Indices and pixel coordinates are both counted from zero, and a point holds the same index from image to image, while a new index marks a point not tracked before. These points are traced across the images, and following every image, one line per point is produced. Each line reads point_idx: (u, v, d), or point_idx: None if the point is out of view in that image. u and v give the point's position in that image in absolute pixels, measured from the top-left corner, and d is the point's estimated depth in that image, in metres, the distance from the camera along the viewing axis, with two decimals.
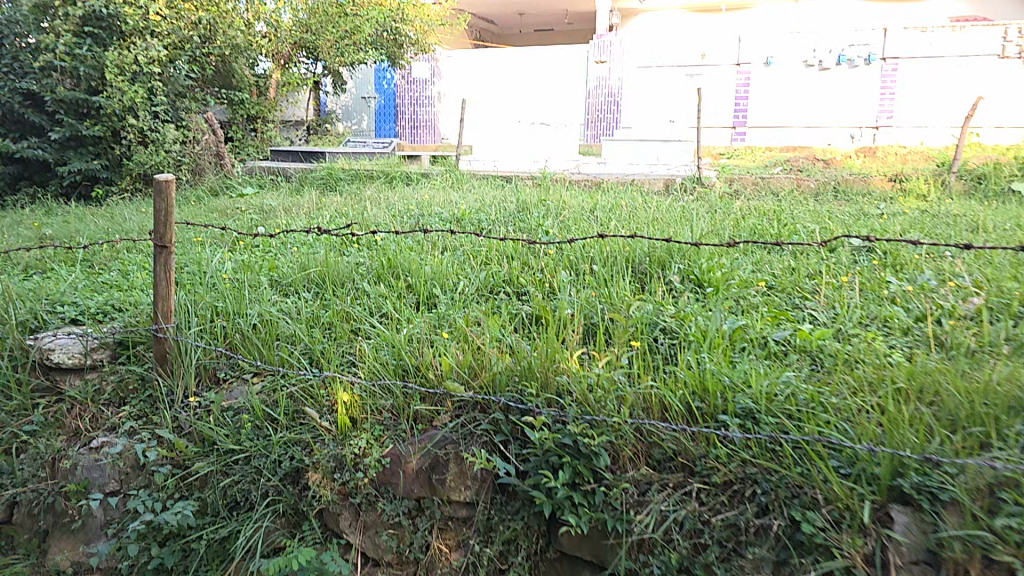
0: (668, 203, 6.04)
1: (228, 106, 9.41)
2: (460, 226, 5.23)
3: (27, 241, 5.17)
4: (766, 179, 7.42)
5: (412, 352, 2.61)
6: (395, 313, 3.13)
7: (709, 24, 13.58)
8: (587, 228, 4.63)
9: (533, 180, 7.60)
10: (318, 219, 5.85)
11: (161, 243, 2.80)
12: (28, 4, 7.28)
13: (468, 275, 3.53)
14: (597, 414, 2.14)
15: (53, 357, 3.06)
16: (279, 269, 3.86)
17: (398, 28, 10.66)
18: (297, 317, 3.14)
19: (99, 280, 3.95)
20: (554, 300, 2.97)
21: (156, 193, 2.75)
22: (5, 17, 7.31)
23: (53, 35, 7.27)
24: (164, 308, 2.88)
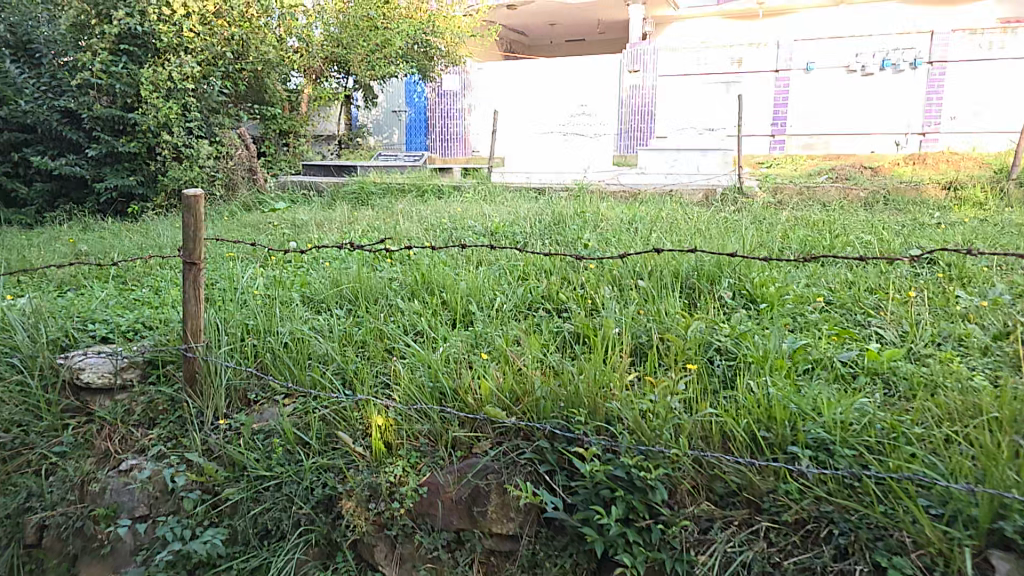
0: (710, 214, 5.90)
1: (262, 121, 9.49)
2: (495, 240, 5.15)
3: (62, 257, 5.17)
4: (813, 189, 7.27)
5: (449, 374, 2.48)
6: (429, 333, 2.99)
7: (745, 31, 13.38)
8: (628, 241, 4.51)
9: (567, 192, 7.49)
10: (351, 233, 5.79)
11: (191, 260, 2.71)
12: (66, 23, 7.43)
13: (505, 291, 3.41)
14: (652, 444, 1.99)
15: (83, 377, 2.99)
16: (311, 286, 3.78)
17: (429, 41, 10.74)
18: (329, 335, 3.03)
19: (131, 297, 3.90)
20: (598, 318, 2.85)
21: (184, 208, 2.66)
22: (44, 36, 7.47)
23: (90, 54, 7.37)
24: (195, 327, 2.78)
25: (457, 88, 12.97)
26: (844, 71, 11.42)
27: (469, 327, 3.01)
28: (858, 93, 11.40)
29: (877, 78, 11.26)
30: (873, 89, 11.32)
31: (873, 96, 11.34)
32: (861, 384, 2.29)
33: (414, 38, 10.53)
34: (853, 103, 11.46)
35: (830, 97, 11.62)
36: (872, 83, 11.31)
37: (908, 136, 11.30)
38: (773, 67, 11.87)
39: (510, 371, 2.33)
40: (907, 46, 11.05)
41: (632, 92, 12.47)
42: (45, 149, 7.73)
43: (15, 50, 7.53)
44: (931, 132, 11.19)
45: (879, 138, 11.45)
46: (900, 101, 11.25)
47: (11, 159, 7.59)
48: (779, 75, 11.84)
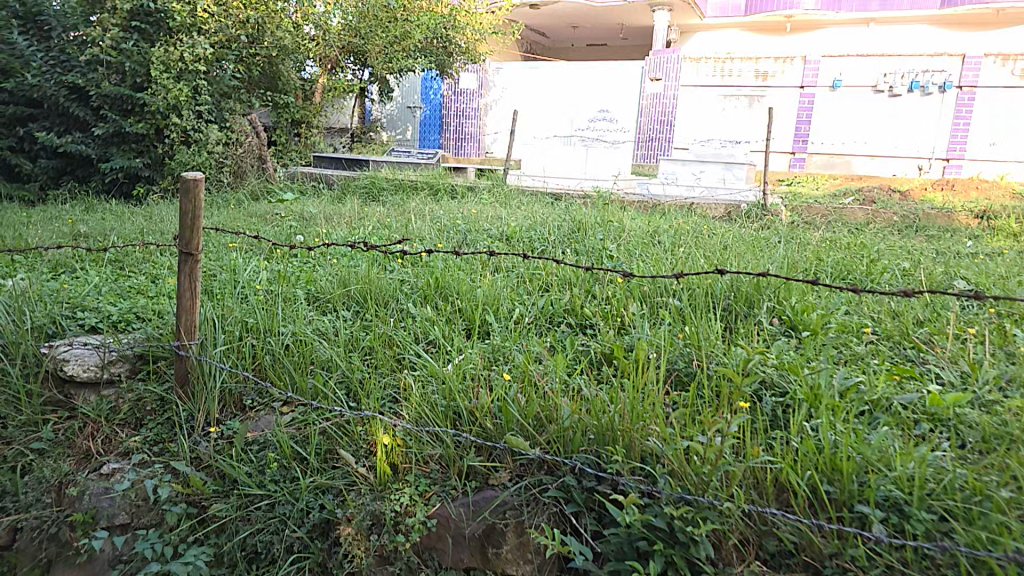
0: (733, 230, 5.68)
1: (274, 109, 9.29)
2: (512, 245, 4.93)
3: (60, 237, 4.96)
4: (840, 210, 7.07)
5: (465, 391, 2.24)
6: (441, 344, 2.76)
7: (772, 44, 13.22)
8: (652, 254, 4.30)
9: (586, 199, 7.27)
10: (361, 229, 5.58)
11: (189, 250, 2.49)
12: None
13: (524, 302, 3.19)
14: (699, 492, 1.74)
15: (67, 369, 2.73)
16: (317, 284, 3.56)
17: (448, 36, 10.41)
18: (334, 339, 2.80)
19: (125, 284, 3.67)
20: (628, 340, 2.63)
21: (182, 192, 2.44)
22: (56, 10, 7.32)
23: (101, 29, 7.18)
24: (189, 324, 2.55)
25: (473, 87, 12.88)
26: (872, 90, 11.20)
27: (487, 340, 2.77)
28: (884, 113, 11.17)
29: (904, 99, 11.05)
30: (900, 110, 11.11)
31: (898, 117, 11.13)
32: (928, 434, 2.04)
33: (434, 32, 10.31)
34: (878, 123, 11.25)
35: (854, 116, 11.41)
36: (900, 103, 11.10)
37: (932, 161, 11.08)
38: (798, 83, 11.73)
39: (534, 394, 2.09)
40: (937, 68, 10.87)
41: (653, 101, 12.16)
42: (51, 125, 7.53)
43: (24, 21, 7.32)
44: (955, 158, 10.99)
45: (901, 161, 11.24)
46: (926, 124, 11.05)
47: (15, 133, 7.38)
48: (804, 91, 11.67)
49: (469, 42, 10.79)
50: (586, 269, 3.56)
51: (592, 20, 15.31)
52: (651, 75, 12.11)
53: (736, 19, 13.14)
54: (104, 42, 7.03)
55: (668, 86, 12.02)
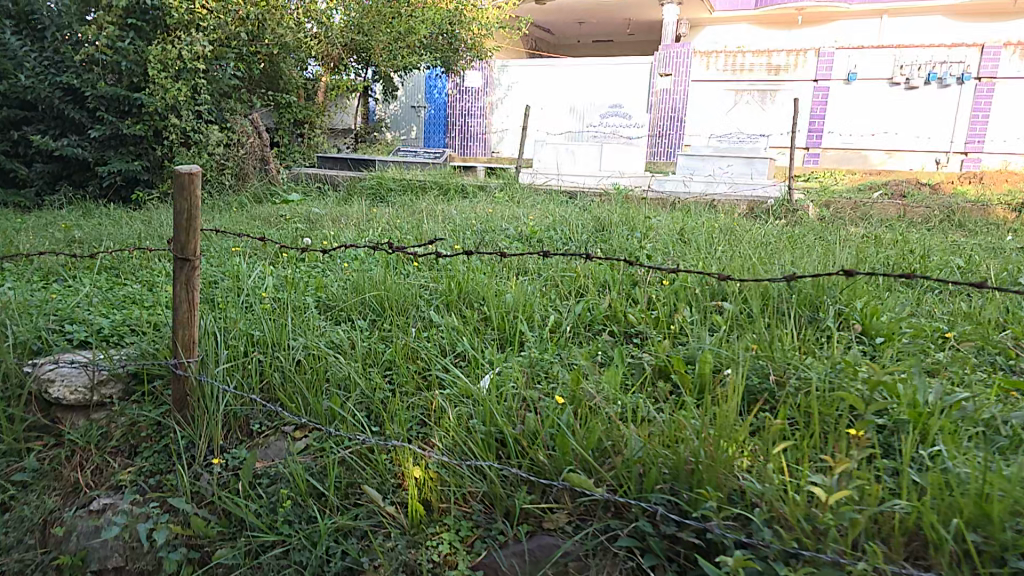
0: (761, 226, 5.39)
1: (275, 109, 9.03)
2: (534, 246, 4.64)
3: (53, 243, 4.67)
4: (867, 204, 6.76)
5: (509, 414, 1.94)
6: (473, 357, 2.45)
7: (783, 37, 13.01)
8: (685, 254, 4.01)
9: (603, 197, 6.98)
10: (371, 231, 5.29)
11: (184, 256, 2.19)
12: None
13: (559, 307, 2.89)
14: (816, 550, 1.46)
15: (52, 390, 2.44)
16: (329, 291, 3.28)
17: (456, 32, 10.18)
18: (349, 354, 2.50)
19: (120, 294, 3.37)
20: (686, 351, 2.33)
21: (177, 189, 2.16)
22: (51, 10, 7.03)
23: (96, 27, 6.87)
24: (187, 339, 2.25)
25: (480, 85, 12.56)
26: (886, 83, 10.86)
27: (523, 350, 2.47)
28: (899, 106, 10.85)
29: (921, 92, 10.71)
30: (915, 102, 10.78)
31: (914, 110, 10.80)
32: None
33: (440, 28, 9.97)
34: (893, 115, 10.92)
35: (869, 109, 11.06)
36: (915, 96, 10.77)
37: (949, 155, 10.75)
38: (812, 76, 11.29)
39: (595, 421, 1.79)
40: (956, 59, 10.49)
41: (661, 97, 11.83)
42: (46, 128, 7.26)
43: (16, 19, 7.02)
44: (973, 151, 10.67)
45: (915, 155, 10.92)
46: (944, 116, 10.71)
47: (10, 137, 7.10)
48: (818, 84, 11.25)
49: (475, 38, 10.48)
50: (624, 269, 3.27)
51: (597, 16, 15.04)
52: (659, 71, 11.75)
53: (745, 13, 12.82)
54: (99, 41, 6.71)
55: (678, 82, 11.71)
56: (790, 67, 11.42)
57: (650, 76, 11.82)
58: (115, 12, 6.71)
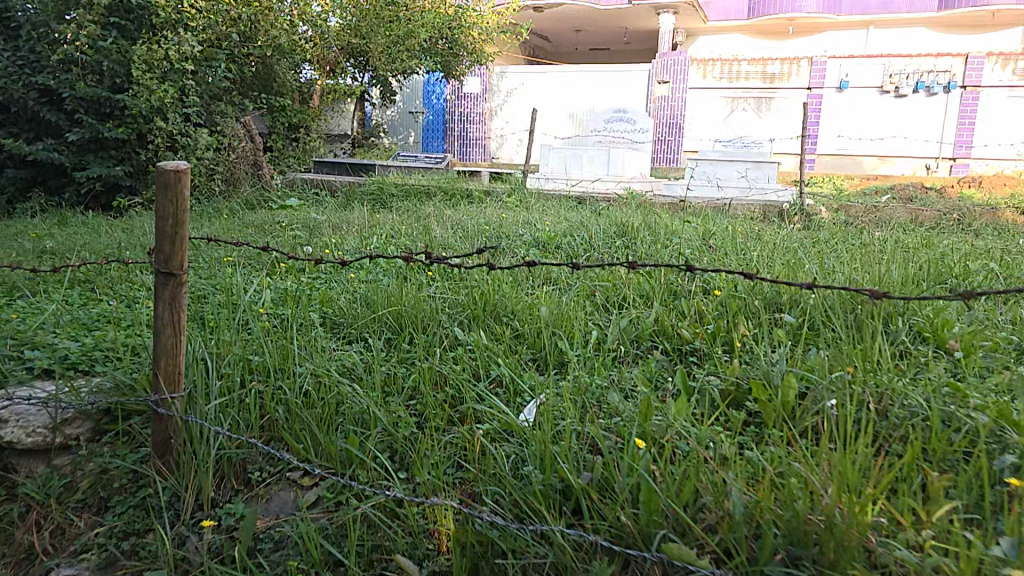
0: (784, 229, 5.06)
1: (269, 114, 8.70)
2: (553, 255, 4.30)
3: (24, 253, 4.29)
4: (889, 205, 6.42)
5: (570, 456, 1.54)
6: (510, 385, 2.08)
7: (774, 49, 12.00)
8: (720, 258, 3.68)
9: (613, 203, 6.65)
10: (374, 238, 4.96)
11: (170, 269, 1.86)
12: None
13: (601, 322, 2.51)
14: None
15: (7, 433, 2.18)
16: (339, 307, 2.98)
17: (456, 37, 9.87)
18: (366, 382, 2.19)
19: (94, 312, 3.01)
20: (764, 360, 1.89)
21: (161, 188, 1.83)
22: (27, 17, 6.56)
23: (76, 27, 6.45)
24: (172, 371, 1.92)
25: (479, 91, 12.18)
26: (877, 90, 10.56)
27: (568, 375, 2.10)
28: (891, 112, 10.52)
29: (910, 99, 10.42)
30: (905, 110, 10.46)
31: (905, 117, 10.48)
32: None
33: (439, 31, 9.64)
34: (888, 118, 10.55)
35: (865, 114, 10.68)
36: (905, 104, 10.46)
37: (939, 160, 10.43)
38: (806, 84, 10.96)
39: (687, 469, 1.40)
40: (942, 68, 10.25)
41: (659, 103, 11.51)
42: (21, 133, 6.86)
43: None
44: (961, 157, 10.36)
45: (908, 159, 10.57)
46: (932, 121, 10.42)
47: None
48: (811, 92, 10.92)
49: (476, 43, 10.11)
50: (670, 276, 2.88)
51: (594, 22, 14.79)
52: (657, 77, 11.41)
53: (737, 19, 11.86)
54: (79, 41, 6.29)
55: (676, 89, 11.42)
56: (784, 76, 11.11)
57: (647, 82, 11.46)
58: (97, 10, 6.29)
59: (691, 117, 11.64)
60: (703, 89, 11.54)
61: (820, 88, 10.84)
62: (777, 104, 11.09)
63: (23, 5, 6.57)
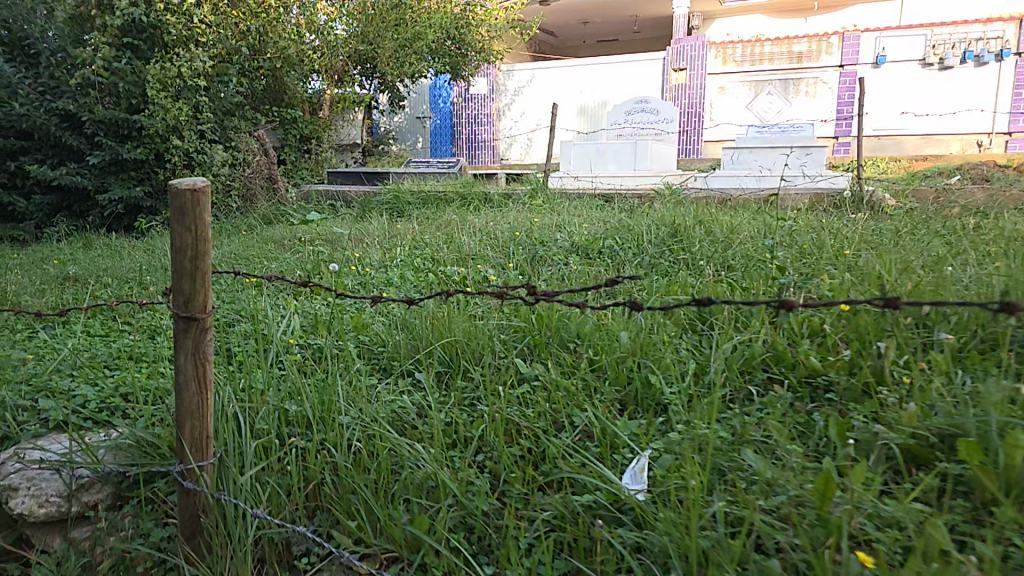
0: (842, 219, 4.66)
1: (280, 126, 8.39)
2: (598, 263, 3.95)
3: (43, 281, 4.00)
4: (948, 188, 5.96)
5: (735, 561, 1.16)
6: (603, 437, 1.72)
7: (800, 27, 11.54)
8: (790, 258, 3.32)
9: (647, 200, 6.30)
10: (401, 250, 4.62)
11: (192, 313, 1.52)
12: (66, 17, 6.26)
13: (690, 348, 2.16)
14: None
15: (16, 503, 1.84)
16: (376, 334, 2.67)
17: (464, 36, 9.43)
18: (425, 433, 1.84)
19: (115, 347, 2.68)
20: (931, 405, 1.53)
21: (177, 213, 1.48)
22: (47, 44, 6.38)
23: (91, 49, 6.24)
24: (199, 436, 1.57)
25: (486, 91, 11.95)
26: (918, 65, 10.05)
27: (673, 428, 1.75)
28: (936, 88, 10.00)
29: (955, 72, 9.87)
30: (953, 84, 9.92)
31: (953, 91, 9.92)
32: None
33: (447, 32, 9.22)
34: (931, 97, 10.05)
35: (909, 90, 10.16)
36: (950, 77, 9.91)
37: (992, 136, 9.80)
38: (838, 62, 10.40)
39: None
40: (992, 34, 9.65)
41: (677, 93, 11.12)
42: (45, 158, 6.60)
43: (10, 47, 6.44)
44: (1018, 130, 9.72)
45: (957, 137, 9.97)
46: (985, 94, 9.80)
47: (6, 168, 6.45)
48: (843, 71, 10.36)
49: (483, 42, 9.73)
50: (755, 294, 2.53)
51: (606, 14, 14.40)
52: (673, 66, 11.03)
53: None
54: (93, 64, 6.04)
55: (694, 76, 10.96)
56: (812, 55, 10.51)
57: (664, 72, 11.17)
58: (110, 32, 6.05)
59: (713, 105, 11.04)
60: (723, 75, 10.89)
61: (854, 65, 10.29)
62: (808, 85, 10.57)
63: (44, 33, 6.36)
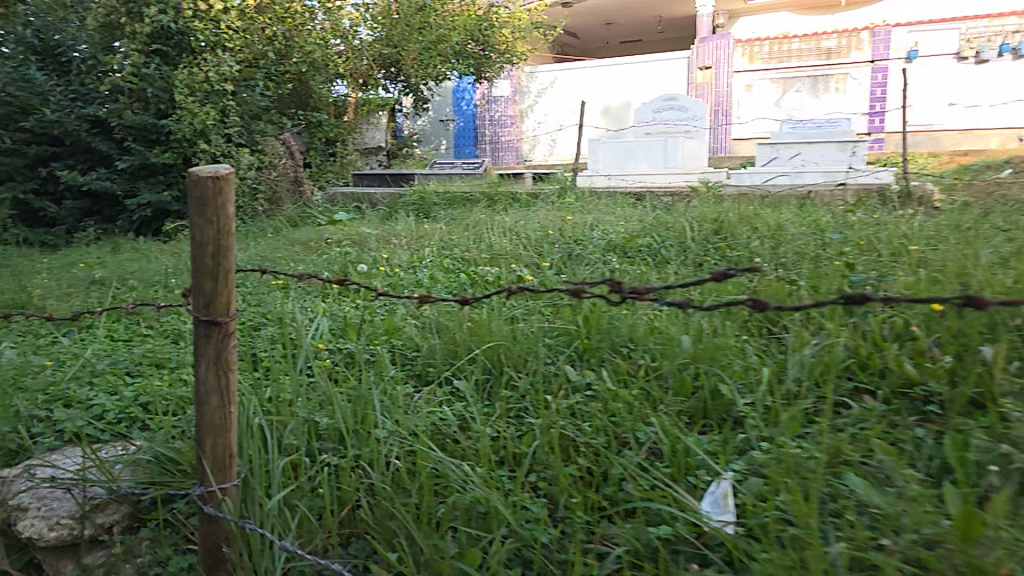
0: (894, 215, 4.40)
1: (305, 129, 8.24)
2: (638, 262, 3.74)
3: (68, 285, 3.89)
4: (1003, 182, 5.63)
5: None
6: (673, 458, 1.53)
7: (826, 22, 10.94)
8: (848, 253, 3.09)
9: (683, 198, 6.07)
10: (430, 251, 4.44)
11: (213, 316, 1.36)
12: (95, 23, 6.28)
13: (760, 353, 1.96)
14: None
15: (25, 524, 1.69)
16: (410, 338, 2.49)
17: (488, 39, 9.12)
18: (470, 449, 1.66)
19: (137, 352, 2.53)
20: None
21: (198, 202, 1.31)
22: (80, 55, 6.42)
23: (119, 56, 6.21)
24: (221, 454, 1.40)
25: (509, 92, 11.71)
26: (953, 58, 9.55)
27: (752, 447, 1.56)
28: (975, 80, 9.44)
29: (993, 65, 9.35)
30: (991, 76, 9.38)
31: (993, 83, 9.37)
32: None
33: (473, 35, 8.96)
34: (976, 87, 9.45)
35: (946, 83, 9.61)
36: (988, 70, 9.37)
37: None
38: (868, 58, 9.95)
39: None
40: None
41: (703, 91, 10.78)
42: (76, 164, 6.55)
43: (42, 55, 6.49)
44: None
45: (998, 131, 9.39)
46: None
47: (39, 175, 6.43)
48: (875, 66, 9.88)
49: (508, 44, 9.44)
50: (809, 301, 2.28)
51: (632, 13, 14.15)
52: (699, 65, 10.73)
53: None
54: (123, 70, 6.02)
55: (720, 74, 10.63)
56: (842, 51, 10.12)
57: (690, 70, 10.86)
58: (140, 39, 6.00)
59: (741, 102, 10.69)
60: (750, 73, 10.55)
61: (885, 60, 9.82)
62: (839, 81, 10.09)
63: (75, 42, 6.43)
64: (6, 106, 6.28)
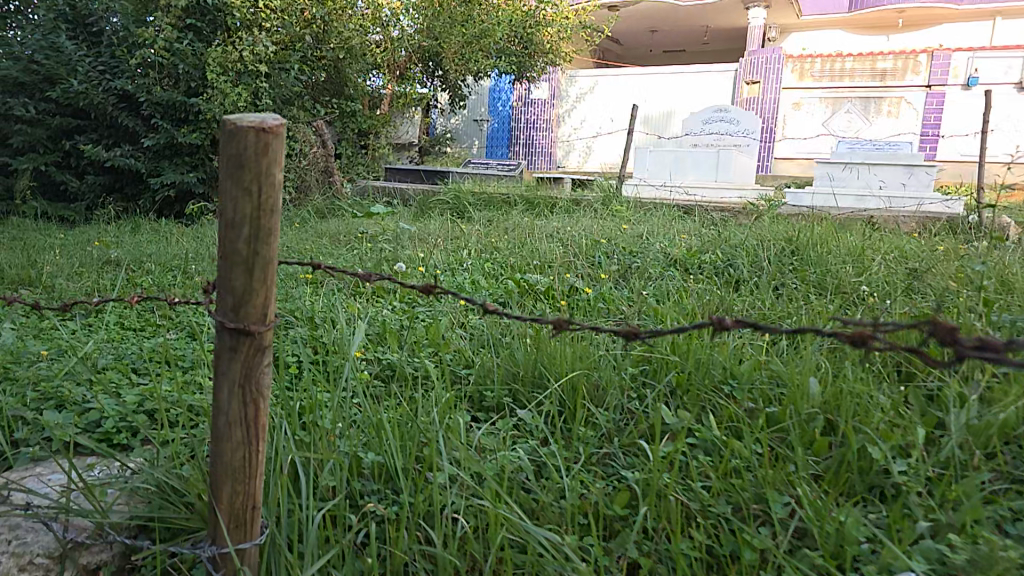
0: (981, 246, 3.99)
1: (339, 120, 7.91)
2: (704, 280, 3.37)
3: (80, 264, 3.61)
4: None
5: None
6: (825, 543, 1.19)
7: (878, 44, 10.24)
8: (952, 287, 2.71)
9: (737, 215, 5.67)
10: (468, 254, 4.10)
11: (245, 324, 1.04)
12: None
13: (901, 403, 1.61)
14: None
15: None
16: (461, 353, 2.16)
17: (531, 35, 8.77)
18: (555, 513, 1.34)
19: (147, 346, 2.23)
20: None
21: (233, 164, 0.99)
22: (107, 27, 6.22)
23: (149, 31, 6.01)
24: (242, 506, 1.10)
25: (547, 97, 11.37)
26: (1013, 88, 8.96)
27: (928, 538, 1.20)
28: None
29: None
30: None
31: None
32: None
33: (516, 31, 8.65)
34: None
35: (1008, 111, 9.04)
36: None
37: None
38: (924, 82, 9.48)
39: None
40: None
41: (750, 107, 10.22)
42: (100, 138, 6.31)
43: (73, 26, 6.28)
44: None
45: None
46: None
47: (61, 147, 6.20)
48: (930, 91, 9.42)
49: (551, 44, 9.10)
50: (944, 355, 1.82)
51: (679, 23, 13.76)
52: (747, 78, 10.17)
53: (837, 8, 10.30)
54: (155, 45, 5.80)
55: (769, 89, 10.09)
56: (896, 74, 9.69)
57: (737, 84, 10.32)
58: (174, 12, 5.77)
59: (788, 121, 10.19)
60: (800, 91, 10.07)
61: (941, 86, 9.34)
62: (892, 104, 9.63)
63: (110, 14, 6.22)
64: (33, 74, 6.05)
